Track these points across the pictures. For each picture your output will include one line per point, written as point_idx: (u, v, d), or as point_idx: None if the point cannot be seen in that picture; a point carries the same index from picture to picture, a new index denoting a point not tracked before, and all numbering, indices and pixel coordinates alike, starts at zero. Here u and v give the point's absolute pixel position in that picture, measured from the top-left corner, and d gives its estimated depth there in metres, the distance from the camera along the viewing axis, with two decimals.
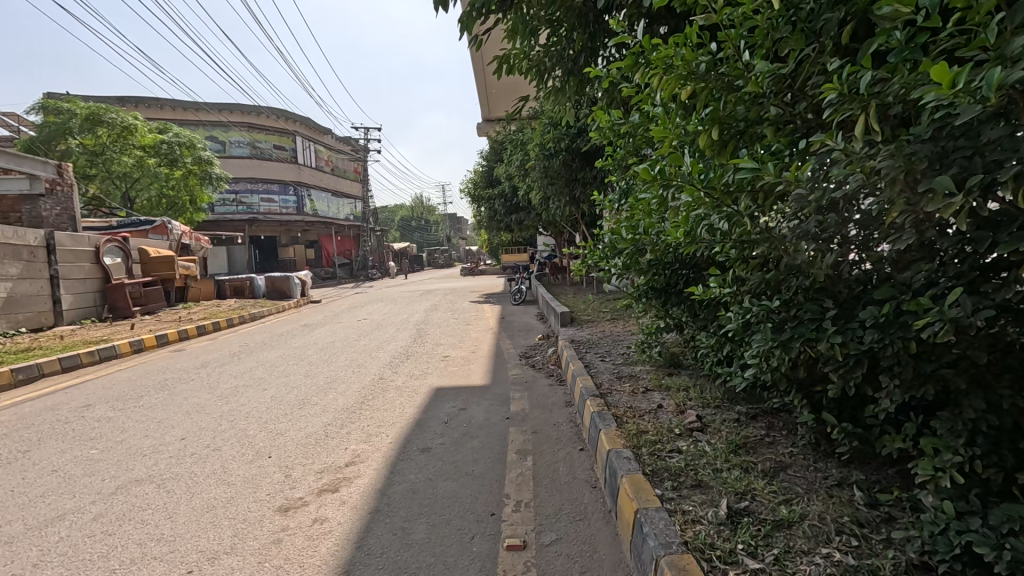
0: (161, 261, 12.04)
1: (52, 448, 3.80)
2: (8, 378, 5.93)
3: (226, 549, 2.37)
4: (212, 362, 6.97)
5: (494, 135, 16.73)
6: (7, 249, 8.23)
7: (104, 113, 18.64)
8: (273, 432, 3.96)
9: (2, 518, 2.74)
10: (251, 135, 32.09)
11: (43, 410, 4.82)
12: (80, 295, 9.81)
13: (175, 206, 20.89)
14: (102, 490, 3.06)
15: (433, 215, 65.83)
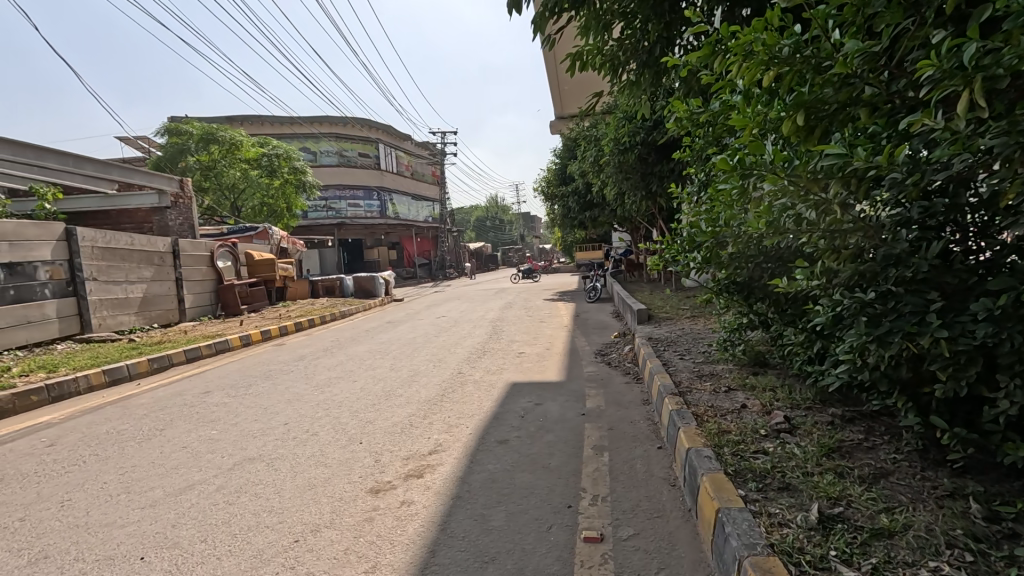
0: (263, 264, 13.26)
1: (181, 427, 4.36)
2: (146, 366, 6.84)
3: (326, 523, 2.61)
4: (309, 355, 7.59)
5: (567, 132, 16.68)
6: (142, 255, 9.47)
7: (217, 132, 21.20)
8: (363, 420, 4.27)
9: (147, 485, 3.20)
10: (339, 144, 34.37)
11: (174, 394, 5.53)
12: (198, 294, 11.06)
13: (275, 212, 22.87)
14: (223, 465, 3.47)
15: (507, 214, 66.65)
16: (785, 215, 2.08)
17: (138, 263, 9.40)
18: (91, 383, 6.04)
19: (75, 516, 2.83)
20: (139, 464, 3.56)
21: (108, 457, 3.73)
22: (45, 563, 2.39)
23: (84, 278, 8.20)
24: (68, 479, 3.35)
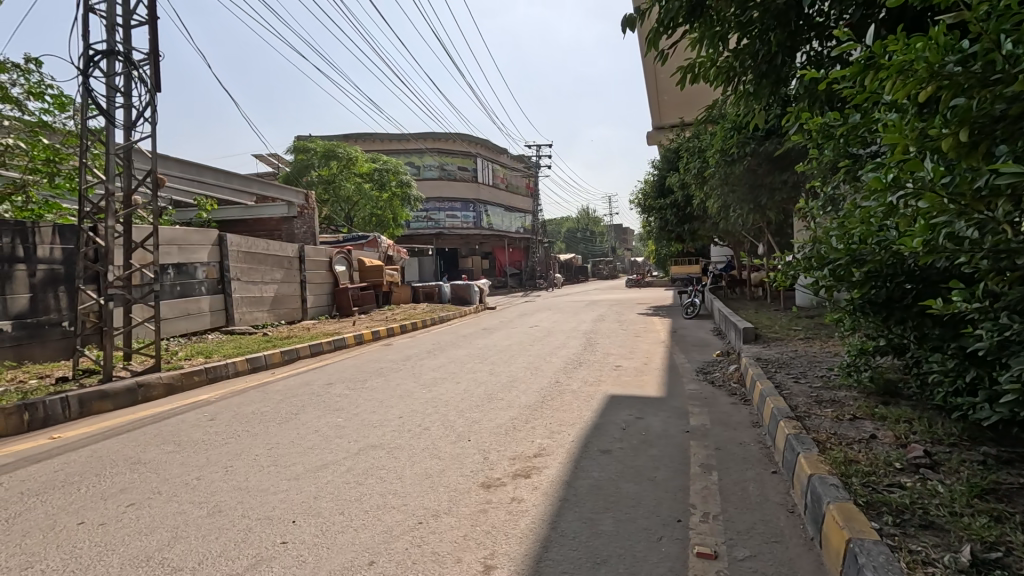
0: (373, 270, 14.39)
1: (312, 413, 4.90)
2: (279, 358, 7.75)
3: (445, 510, 2.83)
4: (414, 356, 8.13)
5: (666, 143, 16.33)
6: (274, 260, 10.72)
7: (336, 149, 23.55)
8: (469, 419, 4.53)
9: (290, 460, 3.66)
10: (441, 159, 36.48)
11: (303, 384, 6.22)
12: (318, 295, 12.28)
13: (382, 223, 24.42)
14: (350, 449, 3.87)
15: (598, 226, 65.95)
16: (941, 233, 1.95)
17: (272, 266, 10.64)
18: (238, 369, 6.97)
19: (237, 480, 3.31)
20: (282, 441, 4.07)
21: (256, 434, 4.29)
22: (218, 516, 2.82)
23: (231, 278, 9.46)
24: (227, 449, 3.91)
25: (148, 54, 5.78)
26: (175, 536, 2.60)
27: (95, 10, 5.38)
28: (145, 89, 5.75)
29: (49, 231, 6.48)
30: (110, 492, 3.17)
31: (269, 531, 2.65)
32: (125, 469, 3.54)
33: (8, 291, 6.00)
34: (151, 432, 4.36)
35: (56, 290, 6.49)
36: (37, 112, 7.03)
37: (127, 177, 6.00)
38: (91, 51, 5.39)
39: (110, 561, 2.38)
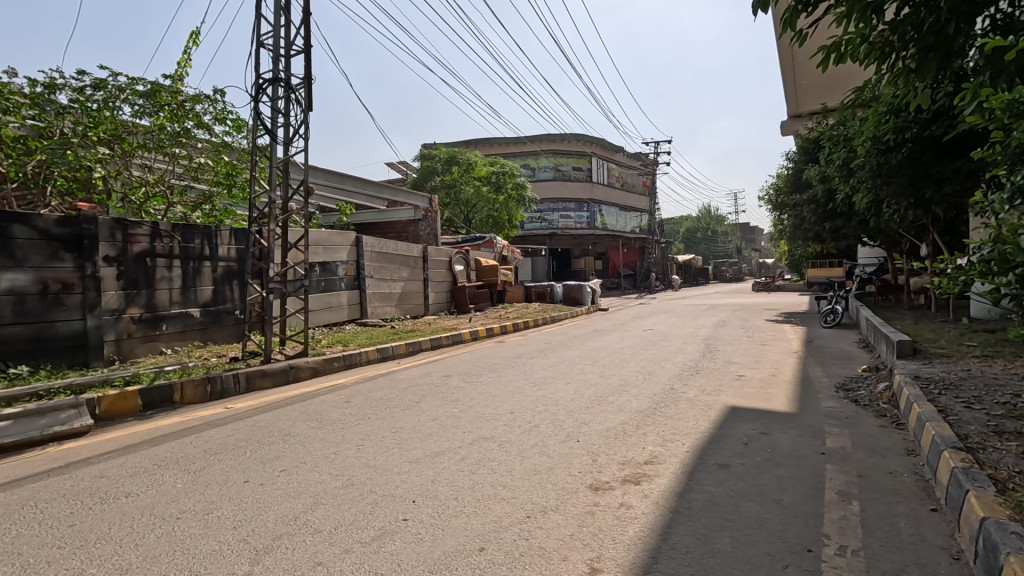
0: (489, 270, 14.97)
1: (431, 403, 5.25)
2: (404, 349, 8.42)
3: (552, 507, 2.86)
4: (526, 354, 8.32)
5: (804, 133, 14.77)
6: (401, 259, 11.64)
7: (458, 155, 25.22)
8: (579, 420, 4.52)
9: (412, 444, 3.96)
10: (556, 159, 36.93)
11: (423, 375, 6.67)
12: (439, 292, 13.08)
13: (498, 224, 25.39)
14: (464, 439, 4.07)
15: (722, 225, 61.53)
16: None
17: (399, 265, 11.58)
18: (369, 358, 7.70)
19: (366, 458, 3.66)
20: (405, 426, 4.43)
21: (383, 418, 4.70)
22: (350, 488, 3.15)
23: (365, 275, 10.48)
24: (359, 429, 4.34)
25: (303, 78, 6.63)
26: (316, 502, 2.96)
27: (264, 45, 6.30)
28: (300, 109, 6.60)
29: (228, 233, 7.71)
30: (268, 457, 3.70)
31: (393, 507, 2.89)
32: (279, 439, 4.10)
33: (198, 284, 7.28)
34: (300, 409, 5.02)
35: (231, 283, 7.73)
36: (221, 134, 8.43)
37: (285, 187, 6.91)
38: (261, 80, 6.32)
39: (266, 516, 2.78)
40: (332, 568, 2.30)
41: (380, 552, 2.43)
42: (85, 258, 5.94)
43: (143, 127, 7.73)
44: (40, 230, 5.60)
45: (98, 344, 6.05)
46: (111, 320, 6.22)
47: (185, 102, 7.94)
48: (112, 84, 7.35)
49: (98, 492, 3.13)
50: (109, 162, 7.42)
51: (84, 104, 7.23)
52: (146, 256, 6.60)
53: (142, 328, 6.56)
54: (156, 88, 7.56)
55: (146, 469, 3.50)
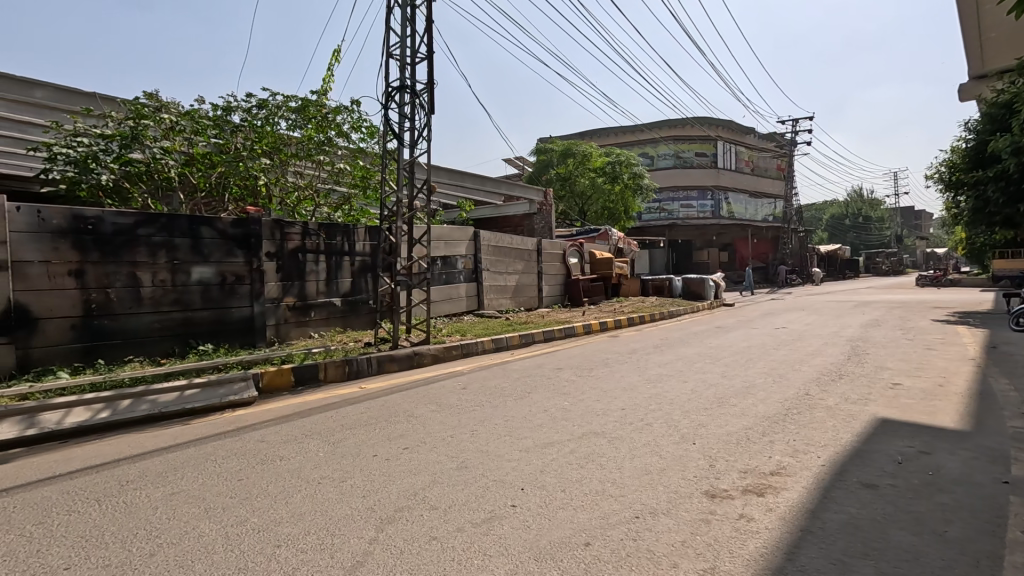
0: (603, 262, 14.68)
1: (542, 394, 5.31)
2: (517, 340, 8.63)
3: (664, 510, 2.74)
4: (640, 350, 8.04)
5: (990, 97, 12.27)
6: (516, 252, 11.91)
7: (574, 147, 25.11)
8: (696, 422, 4.27)
9: (522, 433, 4.05)
10: (677, 146, 35.18)
11: (535, 366, 6.78)
12: (552, 285, 13.18)
13: (614, 216, 24.69)
14: (573, 432, 4.06)
15: (877, 210, 53.52)
16: None
17: (514, 258, 11.88)
18: (485, 348, 8.03)
19: (479, 443, 3.83)
20: (517, 416, 4.55)
21: (496, 406, 4.88)
22: (464, 470, 3.32)
23: (482, 268, 10.93)
24: (473, 416, 4.55)
25: (426, 83, 7.06)
26: (434, 480, 3.17)
27: (393, 56, 6.81)
28: (424, 113, 7.05)
29: (363, 231, 8.53)
30: (394, 435, 4.04)
31: (503, 492, 2.99)
32: (403, 419, 4.47)
33: (339, 276, 8.16)
34: (422, 392, 5.41)
35: (366, 276, 8.57)
36: (357, 141, 9.33)
37: (411, 186, 7.44)
38: (390, 88, 6.86)
39: (390, 489, 3.05)
40: (445, 544, 2.45)
41: (489, 534, 2.54)
42: (253, 254, 6.98)
43: (296, 139, 8.84)
44: (220, 230, 6.70)
45: (262, 327, 7.08)
46: (272, 307, 7.25)
47: (328, 114, 8.93)
48: (272, 103, 8.51)
49: (259, 454, 3.69)
50: (270, 171, 8.64)
51: (252, 121, 8.47)
52: (298, 252, 7.56)
53: (296, 315, 7.54)
54: (306, 104, 8.61)
55: (296, 438, 4.04)
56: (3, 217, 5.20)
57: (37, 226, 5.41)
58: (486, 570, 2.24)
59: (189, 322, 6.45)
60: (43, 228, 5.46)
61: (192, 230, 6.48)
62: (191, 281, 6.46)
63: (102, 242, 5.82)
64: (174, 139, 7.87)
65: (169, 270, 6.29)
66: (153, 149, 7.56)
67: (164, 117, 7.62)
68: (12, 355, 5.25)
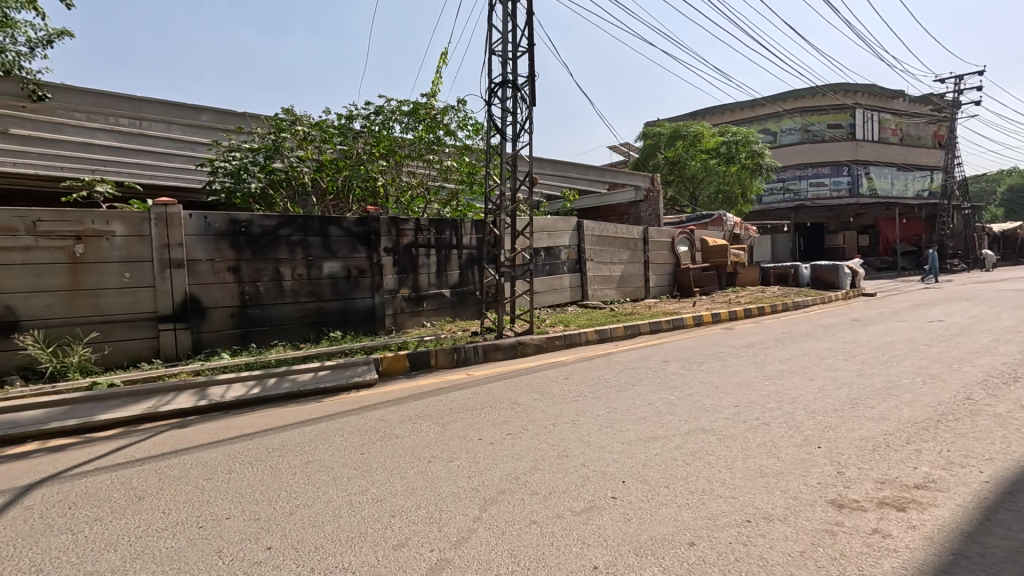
0: (716, 249, 13.74)
1: (647, 387, 5.14)
2: (622, 331, 8.43)
3: (779, 516, 2.53)
4: (759, 343, 7.43)
5: None
6: (621, 242, 11.62)
7: (683, 129, 23.71)
8: (823, 423, 3.86)
9: (625, 426, 3.97)
10: (805, 118, 31.69)
11: (640, 358, 6.58)
12: (660, 275, 12.66)
13: (729, 200, 23.21)
14: (679, 428, 3.89)
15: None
16: None
17: (619, 248, 11.61)
18: (589, 338, 7.97)
19: (581, 434, 3.83)
20: (619, 408, 4.46)
21: (599, 397, 4.83)
22: (565, 459, 3.35)
23: (586, 259, 10.83)
24: (575, 406, 4.55)
25: (527, 76, 7.12)
26: (535, 467, 3.23)
27: (495, 52, 6.97)
28: (526, 106, 7.13)
29: (470, 224, 8.89)
30: (498, 421, 4.19)
31: (603, 483, 2.97)
32: (507, 406, 4.61)
33: (448, 268, 8.59)
34: (525, 381, 5.53)
35: (473, 268, 8.93)
36: (464, 138, 9.70)
37: (514, 179, 7.57)
38: (493, 85, 7.04)
39: (493, 472, 3.17)
40: (545, 529, 2.50)
41: (588, 523, 2.53)
42: (373, 250, 7.62)
43: (409, 140, 9.44)
44: (345, 229, 7.40)
45: (381, 317, 7.71)
46: (390, 298, 7.84)
47: (436, 115, 9.40)
48: (387, 109, 9.16)
49: (379, 431, 4.04)
50: (387, 172, 9.34)
51: (370, 127, 9.20)
52: (411, 246, 8.09)
53: (410, 305, 8.09)
54: (416, 107, 9.14)
55: (410, 418, 4.36)
56: (180, 224, 6.24)
57: (204, 230, 6.41)
58: (584, 558, 2.24)
59: (322, 311, 7.24)
60: (208, 231, 6.44)
61: (322, 229, 7.23)
62: (323, 275, 7.23)
63: (253, 242, 6.73)
64: (307, 148, 8.81)
65: (304, 265, 7.10)
66: (291, 158, 8.53)
67: (298, 129, 8.57)
68: (188, 338, 6.30)
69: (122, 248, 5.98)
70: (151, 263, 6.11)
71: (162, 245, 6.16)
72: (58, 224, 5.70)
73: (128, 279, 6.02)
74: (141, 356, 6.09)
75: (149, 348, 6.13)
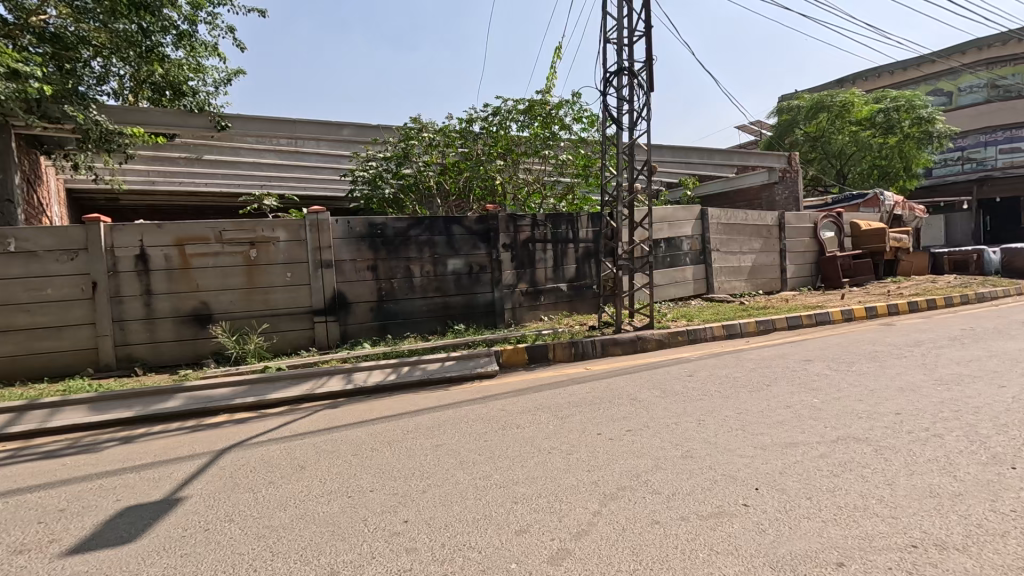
0: (872, 234, 11.94)
1: (784, 388, 4.66)
2: (755, 327, 7.75)
3: (957, 546, 2.16)
4: (929, 342, 6.34)
5: None
6: (752, 229, 10.71)
7: (827, 100, 20.86)
8: (1020, 441, 3.19)
9: (759, 429, 3.65)
10: (993, 72, 26.26)
11: (776, 356, 6.00)
12: (799, 265, 11.41)
13: (887, 175, 20.33)
14: (825, 435, 3.48)
15: None
16: None
17: (750, 236, 10.69)
18: (715, 334, 7.47)
19: (707, 434, 3.61)
20: (752, 409, 4.11)
21: (728, 397, 4.51)
22: (690, 460, 3.19)
23: (711, 249, 10.14)
24: (702, 405, 4.30)
25: (644, 61, 6.86)
26: (657, 465, 3.13)
27: (610, 40, 6.81)
28: (643, 93, 6.87)
29: (586, 218, 8.83)
30: (617, 417, 4.11)
31: (733, 489, 2.77)
32: (627, 402, 4.51)
33: (565, 263, 8.61)
34: (646, 377, 5.36)
35: (590, 262, 8.86)
36: (579, 131, 9.62)
37: (631, 169, 7.32)
38: (608, 74, 6.89)
39: (613, 467, 3.14)
40: (668, 530, 2.41)
41: (716, 529, 2.39)
42: (492, 246, 7.91)
43: (525, 138, 9.59)
44: (466, 227, 7.79)
45: (500, 311, 7.99)
46: (509, 293, 8.08)
47: (551, 110, 9.43)
48: (505, 108, 9.41)
49: (501, 421, 4.21)
50: (504, 171, 9.63)
51: (489, 128, 9.52)
52: (528, 242, 8.25)
53: (528, 300, 8.27)
54: (532, 104, 9.26)
55: (530, 410, 4.47)
56: (329, 229, 7.07)
57: (348, 233, 7.19)
58: (712, 565, 2.13)
59: (447, 306, 7.72)
60: (351, 234, 7.20)
61: (447, 229, 7.68)
62: (447, 271, 7.70)
63: (387, 242, 7.38)
64: (432, 152, 9.40)
65: (431, 263, 7.61)
66: (418, 164, 9.28)
67: (424, 135, 9.16)
68: (336, 330, 7.13)
69: (285, 252, 6.94)
70: (307, 263, 7.02)
71: (315, 248, 7.03)
72: (238, 233, 6.79)
73: (290, 278, 6.98)
74: (300, 344, 7.03)
75: (306, 338, 7.05)
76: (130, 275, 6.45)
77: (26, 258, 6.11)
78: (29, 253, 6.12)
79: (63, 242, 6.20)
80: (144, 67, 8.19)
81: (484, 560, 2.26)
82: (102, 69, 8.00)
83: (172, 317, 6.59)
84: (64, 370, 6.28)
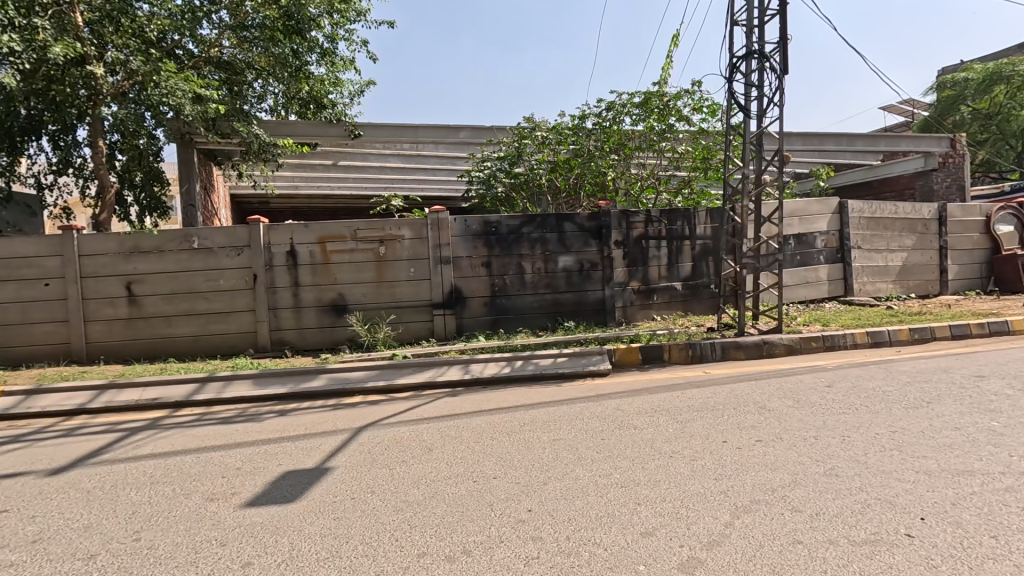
0: None
1: (951, 407, 4.04)
2: (907, 335, 6.80)
3: None
4: None
5: None
6: (905, 224, 9.39)
7: (1006, 69, 17.41)
8: None
9: (920, 451, 3.21)
10: None
11: (938, 370, 5.22)
12: (965, 265, 9.78)
13: None
14: (1011, 465, 2.96)
15: None
16: None
17: (901, 231, 9.37)
18: (857, 341, 6.66)
19: (855, 452, 3.24)
20: (909, 428, 3.62)
21: (877, 412, 4.01)
22: (835, 479, 2.89)
23: (851, 246, 9.06)
24: (845, 419, 3.88)
25: (777, 41, 6.31)
26: (795, 481, 2.88)
27: (738, 22, 6.36)
28: (775, 76, 6.32)
29: (704, 214, 8.35)
30: (744, 425, 3.86)
31: (891, 515, 2.48)
32: (755, 411, 4.20)
33: (681, 261, 8.23)
34: (775, 385, 4.96)
35: (707, 260, 8.38)
36: (699, 122, 9.13)
37: (759, 161, 6.77)
38: (735, 58, 6.44)
39: (745, 478, 2.95)
40: (814, 552, 2.22)
41: (873, 558, 2.16)
42: (604, 243, 7.80)
43: (639, 132, 9.29)
44: (578, 224, 7.76)
45: (611, 309, 7.86)
46: (620, 291, 7.93)
47: (669, 101, 9.05)
48: (619, 102, 9.19)
49: (617, 420, 4.15)
50: (617, 166, 9.44)
51: (602, 123, 9.35)
52: (642, 239, 8.01)
53: (641, 298, 8.04)
54: (649, 97, 8.93)
55: (648, 411, 4.36)
56: (448, 227, 7.47)
57: (465, 231, 7.54)
58: None
59: (557, 302, 7.77)
60: (468, 232, 7.54)
61: (559, 226, 7.72)
62: (558, 268, 7.75)
63: (501, 239, 7.61)
64: (543, 151, 9.51)
65: (543, 259, 7.72)
66: (530, 162, 9.54)
67: (537, 134, 9.29)
68: (453, 323, 7.52)
69: (409, 249, 7.46)
70: (428, 259, 7.48)
71: (436, 245, 7.48)
72: (370, 232, 7.43)
73: (413, 273, 7.49)
74: (420, 335, 7.52)
75: (426, 330, 7.53)
76: (282, 269, 7.35)
77: (205, 254, 7.24)
78: (208, 250, 7.24)
79: (232, 240, 7.26)
80: (294, 84, 9.09)
81: (610, 558, 2.26)
82: (262, 89, 9.18)
83: (314, 307, 7.41)
84: (232, 350, 7.35)
